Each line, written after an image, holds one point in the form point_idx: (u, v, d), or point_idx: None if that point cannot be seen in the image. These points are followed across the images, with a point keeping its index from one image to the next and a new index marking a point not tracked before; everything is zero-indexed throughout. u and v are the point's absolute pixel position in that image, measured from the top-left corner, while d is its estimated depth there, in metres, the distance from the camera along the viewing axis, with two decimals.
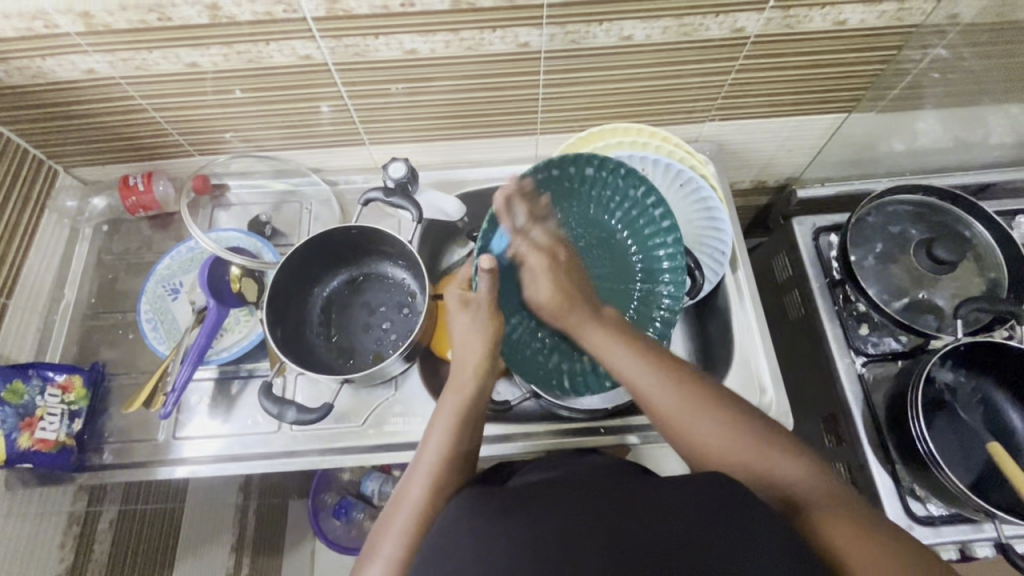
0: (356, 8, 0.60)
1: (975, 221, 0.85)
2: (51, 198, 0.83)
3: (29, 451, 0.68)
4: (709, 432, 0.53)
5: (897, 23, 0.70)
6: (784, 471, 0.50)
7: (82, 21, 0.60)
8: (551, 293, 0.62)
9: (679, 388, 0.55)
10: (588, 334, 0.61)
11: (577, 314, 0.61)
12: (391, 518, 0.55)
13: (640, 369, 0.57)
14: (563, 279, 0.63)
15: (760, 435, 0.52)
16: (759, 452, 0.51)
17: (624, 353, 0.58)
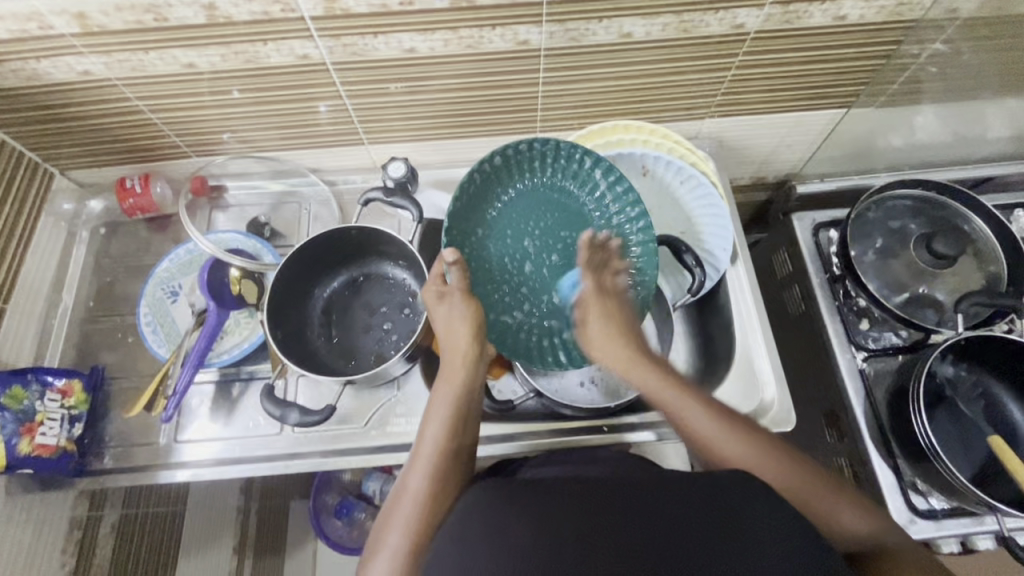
0: (355, 7, 0.60)
1: (973, 216, 0.85)
2: (48, 201, 0.82)
3: (29, 457, 0.67)
4: (778, 479, 0.54)
5: (897, 18, 0.70)
6: (848, 518, 0.54)
7: (77, 22, 0.60)
8: (611, 352, 0.62)
9: (749, 442, 0.55)
10: (646, 382, 0.60)
11: (638, 359, 0.61)
12: (395, 511, 0.55)
13: (720, 429, 0.56)
14: (614, 329, 0.62)
15: (824, 484, 0.55)
16: (828, 501, 0.54)
17: (693, 408, 0.57)
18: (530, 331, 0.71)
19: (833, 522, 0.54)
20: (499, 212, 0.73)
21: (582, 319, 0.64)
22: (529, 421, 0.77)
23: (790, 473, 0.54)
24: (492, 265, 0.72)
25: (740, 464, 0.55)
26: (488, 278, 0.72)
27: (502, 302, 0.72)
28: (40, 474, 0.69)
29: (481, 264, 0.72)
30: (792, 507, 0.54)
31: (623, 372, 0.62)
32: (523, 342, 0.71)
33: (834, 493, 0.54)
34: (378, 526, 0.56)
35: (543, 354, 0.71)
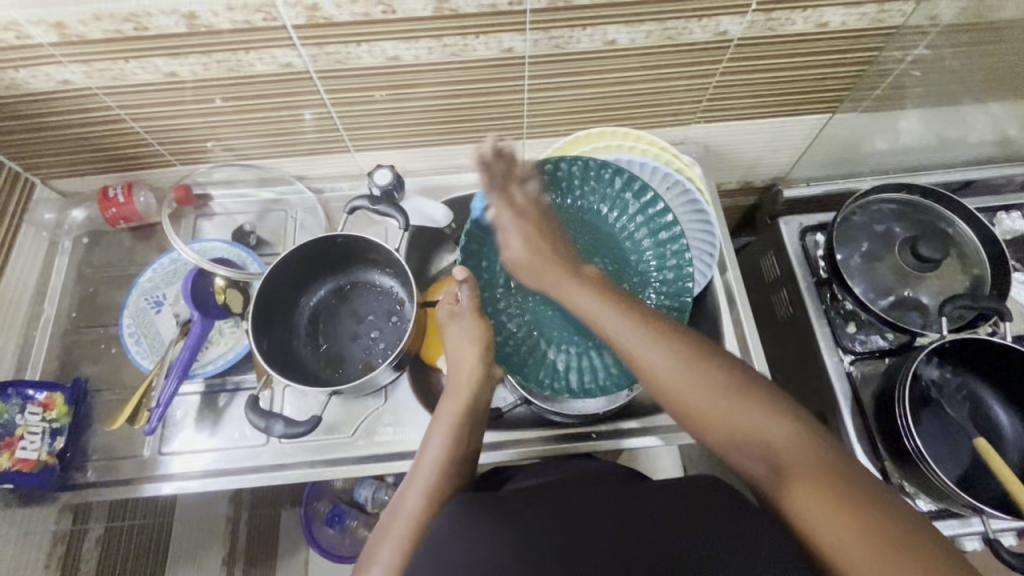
0: (338, 15, 0.60)
1: (957, 219, 0.86)
2: (29, 211, 0.81)
3: (9, 471, 0.66)
4: (696, 395, 0.51)
5: (878, 25, 0.71)
6: (776, 433, 0.48)
7: (55, 32, 0.59)
8: (531, 263, 0.59)
9: (668, 352, 0.52)
10: (568, 292, 0.58)
11: (554, 272, 0.58)
12: (391, 525, 0.56)
13: (640, 338, 0.53)
14: (537, 239, 0.58)
15: (750, 394, 0.50)
16: (754, 413, 0.49)
17: (614, 317, 0.55)
18: (522, 343, 0.71)
19: (755, 439, 0.49)
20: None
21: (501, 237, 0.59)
22: (518, 429, 0.77)
23: (710, 383, 0.50)
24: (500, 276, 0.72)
25: (657, 379, 0.52)
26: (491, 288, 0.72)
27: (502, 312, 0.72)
28: (21, 489, 0.68)
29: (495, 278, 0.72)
30: (711, 423, 0.50)
31: (549, 288, 0.59)
32: (508, 353, 0.70)
33: (760, 404, 0.49)
34: (373, 541, 0.56)
35: (533, 369, 0.70)
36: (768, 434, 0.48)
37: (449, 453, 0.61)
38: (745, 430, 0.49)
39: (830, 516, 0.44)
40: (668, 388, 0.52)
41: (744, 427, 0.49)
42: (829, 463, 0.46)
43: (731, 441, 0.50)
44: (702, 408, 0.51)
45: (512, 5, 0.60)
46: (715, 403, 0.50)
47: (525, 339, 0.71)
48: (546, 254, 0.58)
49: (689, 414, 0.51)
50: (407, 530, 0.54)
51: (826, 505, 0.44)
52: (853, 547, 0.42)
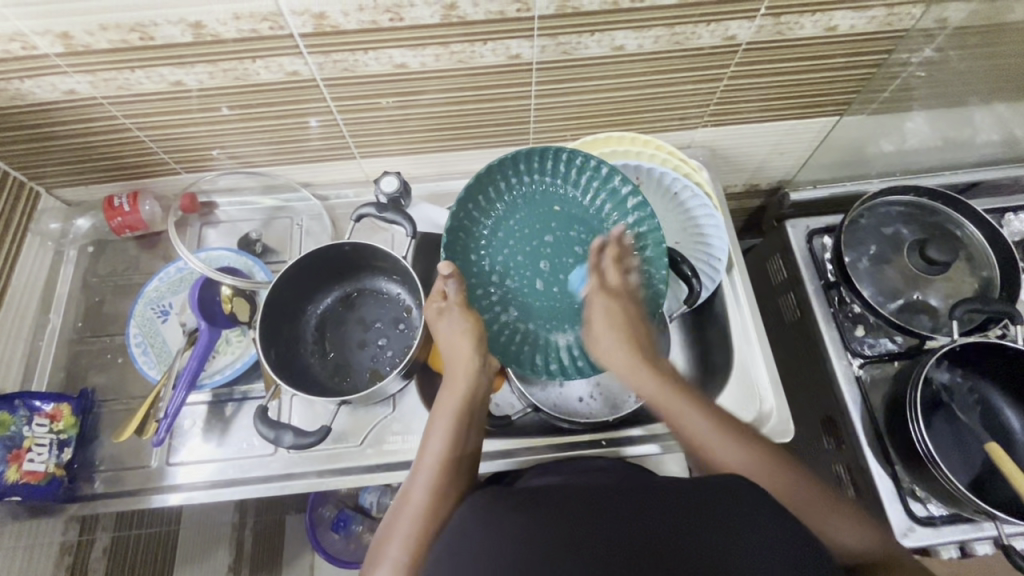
0: (345, 23, 0.59)
1: (966, 221, 0.85)
2: (34, 220, 0.81)
3: (16, 484, 0.65)
4: (767, 484, 0.54)
5: (887, 27, 0.70)
6: (847, 539, 0.53)
7: (61, 42, 0.59)
8: (607, 344, 0.64)
9: (746, 449, 0.56)
10: (642, 385, 0.61)
11: (633, 358, 0.62)
12: (396, 523, 0.55)
13: (717, 434, 0.56)
14: (621, 326, 0.64)
15: (819, 501, 0.54)
16: (824, 516, 0.54)
17: (687, 406, 0.58)
18: (514, 332, 0.72)
19: (828, 539, 0.54)
20: (506, 215, 0.73)
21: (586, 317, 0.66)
22: (526, 436, 0.77)
23: (782, 477, 0.55)
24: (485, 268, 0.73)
25: (727, 466, 0.55)
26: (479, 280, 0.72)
27: (492, 304, 0.72)
28: (29, 502, 0.67)
29: (478, 269, 0.72)
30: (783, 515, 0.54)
31: (624, 371, 0.63)
32: (502, 343, 0.71)
33: (832, 512, 0.54)
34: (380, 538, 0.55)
35: (527, 355, 0.71)
36: (835, 535, 0.53)
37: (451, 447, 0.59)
38: (816, 531, 0.53)
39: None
40: (740, 478, 0.55)
41: (814, 527, 0.54)
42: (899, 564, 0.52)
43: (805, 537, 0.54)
44: (775, 504, 0.54)
45: (520, 12, 0.60)
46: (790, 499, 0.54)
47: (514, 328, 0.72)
48: (630, 339, 0.63)
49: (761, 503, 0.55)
50: (414, 527, 0.54)
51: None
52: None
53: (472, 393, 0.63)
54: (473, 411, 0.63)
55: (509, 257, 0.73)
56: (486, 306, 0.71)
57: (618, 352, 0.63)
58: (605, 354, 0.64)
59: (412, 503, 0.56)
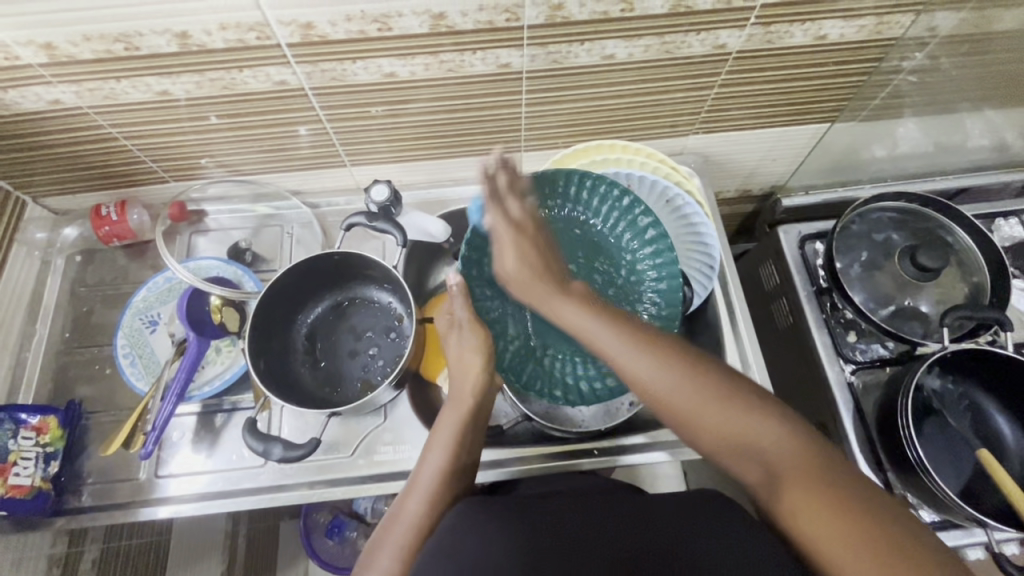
0: (332, 33, 0.59)
1: (956, 227, 0.85)
2: (20, 230, 0.80)
3: (3, 499, 0.65)
4: (687, 398, 0.51)
5: (877, 36, 0.70)
6: (767, 437, 0.49)
7: (44, 53, 0.58)
8: (517, 273, 0.57)
9: (669, 367, 0.51)
10: (558, 309, 0.56)
11: (543, 286, 0.56)
12: (387, 534, 0.57)
13: (633, 353, 0.52)
14: (535, 256, 0.57)
15: (739, 400, 0.50)
16: (745, 417, 0.50)
17: (598, 321, 0.54)
18: (521, 350, 0.72)
19: (746, 441, 0.49)
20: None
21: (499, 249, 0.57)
22: (518, 445, 0.76)
23: (703, 391, 0.51)
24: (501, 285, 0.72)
25: (648, 384, 0.52)
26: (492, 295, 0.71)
27: (503, 319, 0.72)
28: (16, 516, 0.67)
29: (494, 285, 0.71)
30: (701, 425, 0.51)
31: (538, 304, 0.57)
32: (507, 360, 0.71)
33: (752, 413, 0.50)
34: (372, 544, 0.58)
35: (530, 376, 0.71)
36: (759, 438, 0.49)
37: (450, 461, 0.60)
38: (732, 437, 0.50)
39: (825, 523, 0.44)
40: (658, 392, 0.52)
41: (730, 431, 0.50)
42: (817, 469, 0.47)
43: (726, 449, 0.50)
44: (696, 415, 0.51)
45: (510, 22, 0.60)
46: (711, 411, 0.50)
47: (520, 347, 0.72)
48: (541, 271, 0.56)
49: (682, 419, 0.51)
50: (406, 538, 0.56)
51: (818, 513, 0.45)
52: (828, 541, 0.44)
53: (478, 408, 0.63)
54: (476, 425, 0.63)
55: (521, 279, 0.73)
56: (495, 321, 0.71)
57: (524, 277, 0.56)
58: (509, 275, 0.57)
59: (406, 513, 0.57)
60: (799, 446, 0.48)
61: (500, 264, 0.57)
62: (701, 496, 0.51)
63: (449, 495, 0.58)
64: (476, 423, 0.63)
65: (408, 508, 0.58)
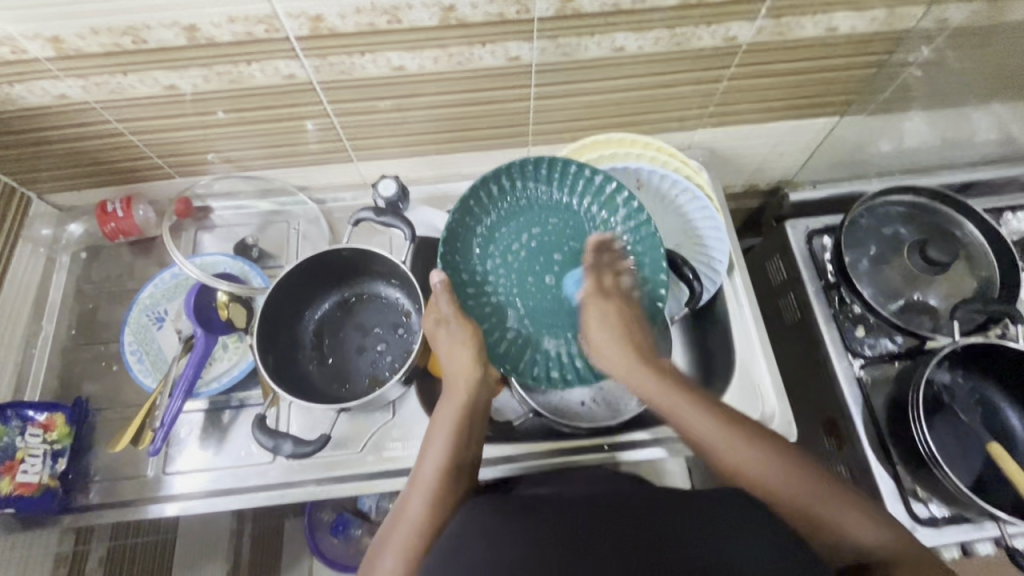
0: (342, 26, 0.58)
1: (965, 221, 0.85)
2: (25, 227, 0.80)
3: (9, 496, 0.64)
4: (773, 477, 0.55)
5: (887, 28, 0.70)
6: (859, 528, 0.52)
7: (52, 46, 0.57)
8: (614, 348, 0.65)
9: (754, 449, 0.56)
10: (650, 386, 0.63)
11: (641, 368, 0.64)
12: (392, 536, 0.55)
13: (720, 432, 0.58)
14: (619, 325, 0.66)
15: (826, 487, 0.54)
16: (832, 503, 0.54)
17: (684, 401, 0.61)
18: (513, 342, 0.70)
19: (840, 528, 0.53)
20: (502, 228, 0.72)
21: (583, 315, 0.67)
22: (527, 440, 0.76)
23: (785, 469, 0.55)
24: (482, 278, 0.71)
25: (736, 463, 0.57)
26: (477, 291, 0.71)
27: (489, 312, 0.70)
28: (23, 513, 0.67)
29: (476, 278, 0.71)
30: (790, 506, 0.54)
31: (627, 378, 0.64)
32: (502, 350, 0.69)
33: (840, 500, 0.54)
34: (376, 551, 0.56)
35: (526, 365, 0.69)
36: (851, 526, 0.53)
37: (451, 459, 0.59)
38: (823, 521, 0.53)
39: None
40: (748, 474, 0.56)
41: (821, 517, 0.53)
42: (908, 553, 0.51)
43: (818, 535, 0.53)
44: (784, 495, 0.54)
45: (520, 14, 0.59)
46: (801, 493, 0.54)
47: (514, 336, 0.70)
48: (631, 340, 0.65)
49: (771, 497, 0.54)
50: (410, 539, 0.54)
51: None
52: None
53: (473, 406, 0.63)
54: (472, 422, 0.63)
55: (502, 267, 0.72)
56: (484, 315, 0.70)
57: (609, 347, 0.65)
58: (593, 346, 0.66)
59: (409, 515, 0.56)
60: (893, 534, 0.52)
61: (592, 351, 0.67)
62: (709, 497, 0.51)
63: (452, 494, 0.57)
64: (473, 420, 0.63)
65: (412, 509, 0.56)
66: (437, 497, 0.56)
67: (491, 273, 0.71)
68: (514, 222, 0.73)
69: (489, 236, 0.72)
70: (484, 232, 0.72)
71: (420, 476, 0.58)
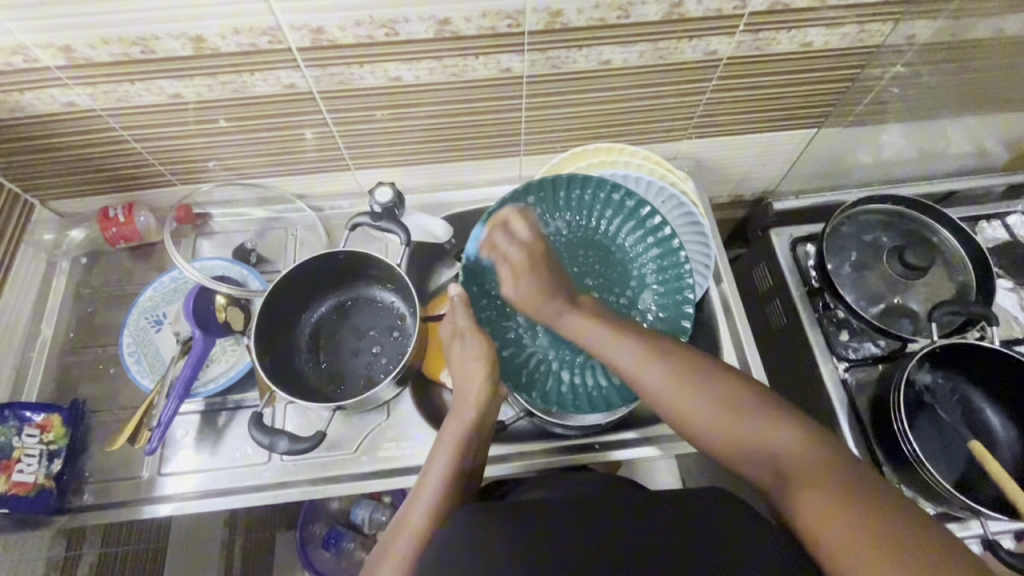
0: (342, 38, 0.61)
1: (941, 228, 0.88)
2: (28, 231, 0.81)
3: (5, 495, 0.65)
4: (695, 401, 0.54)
5: (859, 43, 0.74)
6: (783, 446, 0.51)
7: (63, 55, 0.60)
8: (528, 292, 0.64)
9: (679, 385, 0.55)
10: (568, 321, 0.63)
11: (556, 305, 0.63)
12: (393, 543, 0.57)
13: (639, 363, 0.57)
14: (540, 282, 0.63)
15: (753, 403, 0.53)
16: (749, 420, 0.53)
17: (604, 333, 0.60)
18: (518, 352, 0.74)
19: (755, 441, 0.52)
20: None
21: (501, 273, 0.66)
22: (519, 441, 0.77)
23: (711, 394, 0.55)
24: (506, 298, 0.76)
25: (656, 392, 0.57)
26: (497, 310, 0.75)
27: (497, 321, 0.75)
28: (17, 514, 0.67)
29: (502, 303, 0.75)
30: (713, 431, 0.54)
31: (541, 319, 0.65)
32: (517, 369, 0.73)
33: (766, 420, 0.52)
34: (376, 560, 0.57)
35: (523, 374, 0.73)
36: (769, 440, 0.51)
37: (449, 469, 0.60)
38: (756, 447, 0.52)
39: (819, 512, 0.46)
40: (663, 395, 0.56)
41: (733, 433, 0.53)
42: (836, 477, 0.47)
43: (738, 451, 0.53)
44: (700, 420, 0.54)
45: (511, 28, 0.63)
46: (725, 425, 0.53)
47: (530, 360, 0.74)
48: (551, 295, 0.63)
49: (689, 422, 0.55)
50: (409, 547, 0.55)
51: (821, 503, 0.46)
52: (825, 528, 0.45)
53: (480, 419, 0.65)
54: (476, 433, 0.64)
55: None
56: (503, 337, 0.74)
57: (536, 296, 0.64)
58: (521, 299, 0.65)
59: (410, 527, 0.57)
60: (810, 446, 0.50)
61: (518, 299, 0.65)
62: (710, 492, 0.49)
63: (451, 502, 0.58)
64: (473, 431, 0.64)
65: (412, 521, 0.57)
66: (436, 507, 0.57)
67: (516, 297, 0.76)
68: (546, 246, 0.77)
69: None
70: None
71: (422, 488, 0.60)
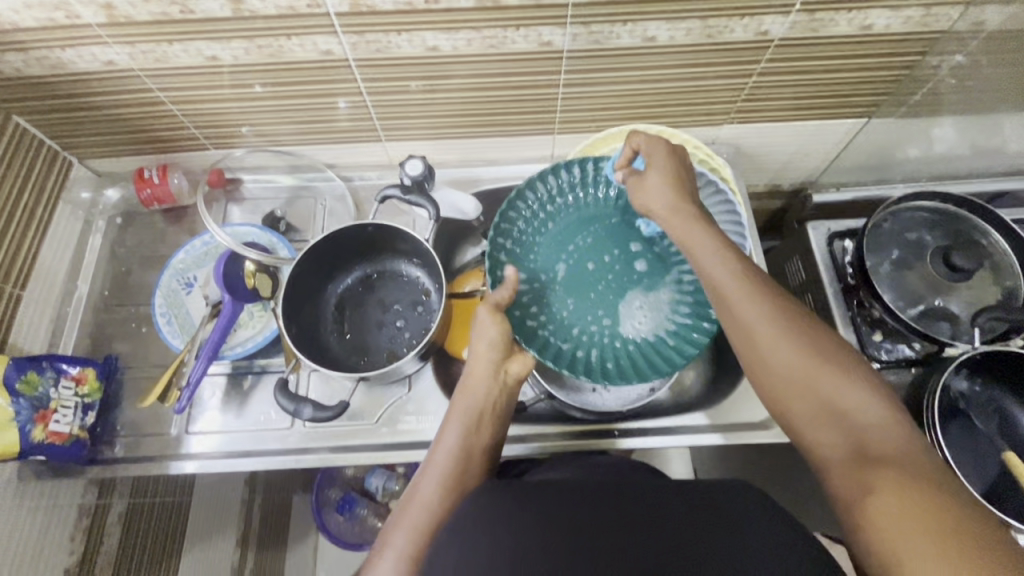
0: (381, 4, 0.60)
1: (991, 230, 0.83)
2: (67, 189, 0.83)
3: (42, 444, 0.67)
4: (789, 356, 0.52)
5: (923, 28, 0.70)
6: (870, 416, 0.50)
7: (104, 12, 0.60)
8: (663, 195, 0.61)
9: (775, 323, 0.53)
10: (690, 234, 0.59)
11: (688, 219, 0.60)
12: (402, 514, 0.57)
13: (743, 287, 0.55)
14: (677, 184, 0.62)
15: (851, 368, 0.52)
16: (836, 380, 0.51)
17: (723, 263, 0.57)
18: (669, 339, 0.69)
19: (847, 414, 0.50)
20: (543, 297, 0.71)
21: (642, 179, 0.63)
22: (535, 423, 0.77)
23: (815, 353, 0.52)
24: (586, 327, 0.70)
25: (748, 324, 0.54)
26: (601, 329, 0.70)
27: (617, 352, 0.69)
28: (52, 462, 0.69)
29: (575, 325, 0.71)
30: (790, 373, 0.52)
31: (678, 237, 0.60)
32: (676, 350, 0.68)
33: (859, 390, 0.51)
34: (384, 529, 0.57)
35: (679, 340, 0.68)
36: (858, 414, 0.50)
37: (463, 447, 0.61)
38: (835, 409, 0.50)
39: (892, 497, 0.44)
40: (762, 342, 0.53)
41: (822, 396, 0.51)
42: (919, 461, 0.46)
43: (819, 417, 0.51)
44: (791, 371, 0.52)
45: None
46: (811, 376, 0.51)
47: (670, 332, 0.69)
48: (683, 204, 0.61)
49: (778, 372, 0.53)
50: (422, 521, 0.56)
51: (889, 492, 0.44)
52: (886, 519, 0.43)
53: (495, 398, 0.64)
54: (491, 413, 0.63)
55: (591, 306, 0.71)
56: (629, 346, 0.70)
57: (668, 207, 0.61)
58: (649, 207, 0.63)
59: (421, 501, 0.57)
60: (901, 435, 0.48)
61: (643, 197, 0.63)
62: (731, 488, 0.48)
63: (463, 478, 0.59)
64: (493, 412, 0.63)
65: (425, 490, 0.58)
66: (450, 482, 0.58)
67: (597, 318, 0.71)
68: (549, 298, 0.72)
69: (548, 311, 0.71)
70: (549, 325, 0.70)
71: (438, 457, 0.60)
